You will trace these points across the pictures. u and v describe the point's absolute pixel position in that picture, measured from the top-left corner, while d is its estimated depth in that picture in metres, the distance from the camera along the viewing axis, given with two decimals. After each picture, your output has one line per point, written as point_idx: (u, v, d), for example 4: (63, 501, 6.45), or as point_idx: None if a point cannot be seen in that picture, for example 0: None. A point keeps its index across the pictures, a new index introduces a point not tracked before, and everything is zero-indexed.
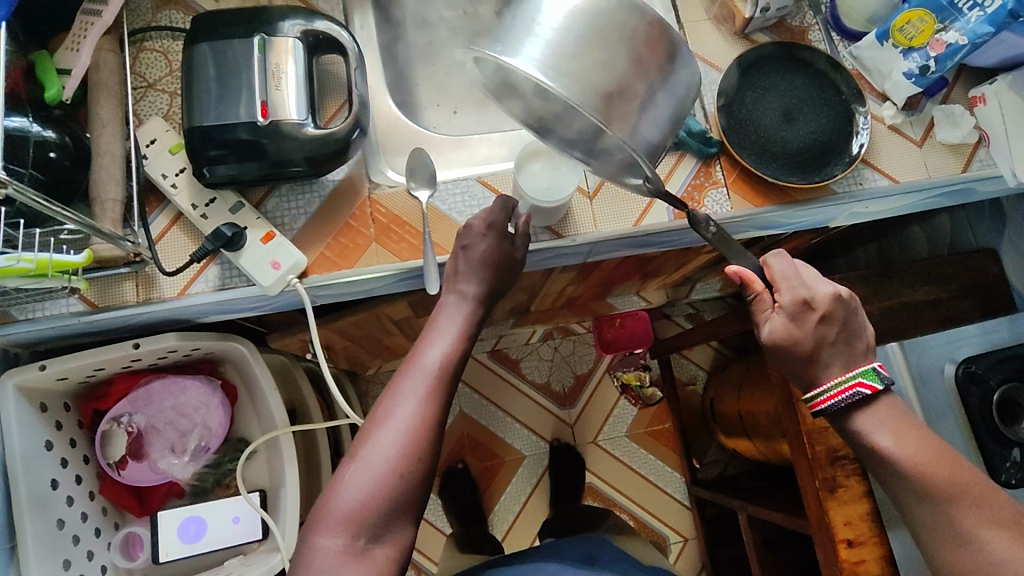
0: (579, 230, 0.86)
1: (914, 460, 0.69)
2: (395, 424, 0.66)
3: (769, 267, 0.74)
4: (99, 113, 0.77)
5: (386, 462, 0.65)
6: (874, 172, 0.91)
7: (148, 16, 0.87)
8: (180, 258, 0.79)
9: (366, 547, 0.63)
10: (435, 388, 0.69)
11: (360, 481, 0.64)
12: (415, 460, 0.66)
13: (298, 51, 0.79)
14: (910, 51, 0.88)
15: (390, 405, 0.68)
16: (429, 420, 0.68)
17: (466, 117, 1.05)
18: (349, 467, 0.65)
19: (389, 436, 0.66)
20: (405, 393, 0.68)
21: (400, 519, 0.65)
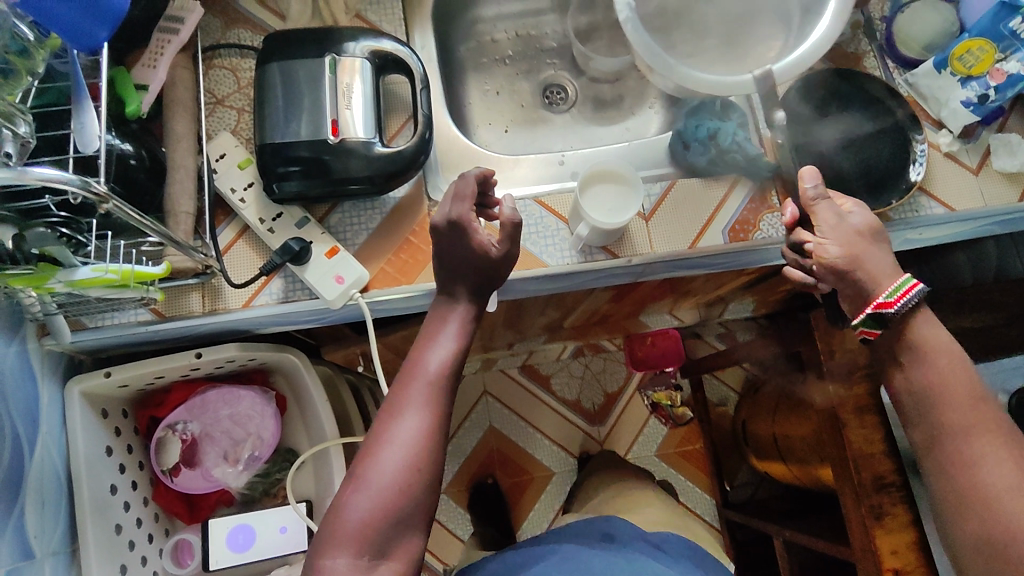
0: (635, 250, 0.86)
1: (937, 390, 0.68)
2: (394, 437, 0.64)
3: (845, 228, 0.72)
4: (174, 128, 0.79)
5: (388, 476, 0.62)
6: (930, 200, 0.91)
7: (218, 34, 0.90)
8: (247, 271, 0.81)
9: (371, 566, 0.60)
10: (437, 394, 0.67)
11: (364, 497, 0.61)
12: (418, 472, 0.63)
13: (366, 72, 0.81)
14: (968, 80, 0.89)
15: (389, 419, 0.65)
16: (433, 427, 0.65)
17: (516, 136, 1.07)
18: (353, 484, 0.62)
19: (392, 448, 0.63)
20: (405, 405, 0.66)
21: (406, 533, 0.62)
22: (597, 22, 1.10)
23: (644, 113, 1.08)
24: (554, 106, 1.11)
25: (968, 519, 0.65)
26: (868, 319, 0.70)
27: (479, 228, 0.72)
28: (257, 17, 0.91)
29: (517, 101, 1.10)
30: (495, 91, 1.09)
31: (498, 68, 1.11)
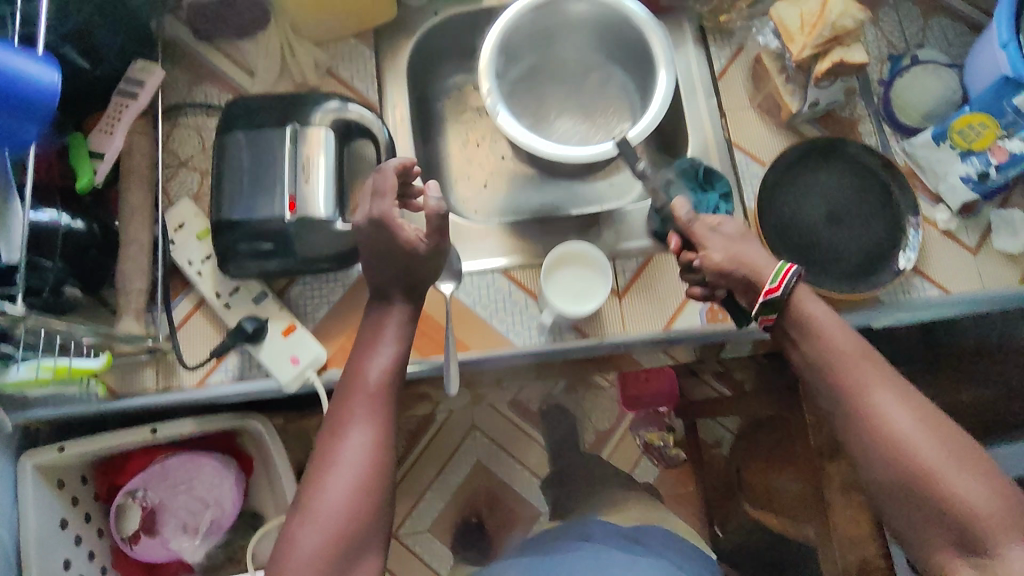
0: (607, 329, 0.83)
1: (839, 352, 0.65)
2: (344, 457, 0.64)
3: (800, 304, 0.67)
4: (129, 200, 0.76)
5: (341, 497, 0.62)
6: (923, 281, 0.86)
7: (183, 91, 0.87)
8: (201, 346, 0.79)
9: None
10: (378, 411, 0.67)
11: (316, 523, 0.61)
12: (367, 492, 0.63)
13: (330, 142, 0.77)
14: (968, 154, 0.83)
15: (336, 438, 0.65)
16: (379, 444, 0.65)
17: (496, 192, 1.01)
18: (305, 514, 0.62)
19: (341, 468, 0.63)
20: (351, 421, 0.66)
21: (363, 553, 0.62)
22: None
23: (630, 168, 1.03)
24: None
25: (882, 467, 0.61)
26: (762, 309, 0.67)
27: (408, 226, 0.71)
28: (225, 72, 0.87)
29: (498, 152, 1.02)
30: (475, 143, 1.02)
31: (479, 118, 1.03)
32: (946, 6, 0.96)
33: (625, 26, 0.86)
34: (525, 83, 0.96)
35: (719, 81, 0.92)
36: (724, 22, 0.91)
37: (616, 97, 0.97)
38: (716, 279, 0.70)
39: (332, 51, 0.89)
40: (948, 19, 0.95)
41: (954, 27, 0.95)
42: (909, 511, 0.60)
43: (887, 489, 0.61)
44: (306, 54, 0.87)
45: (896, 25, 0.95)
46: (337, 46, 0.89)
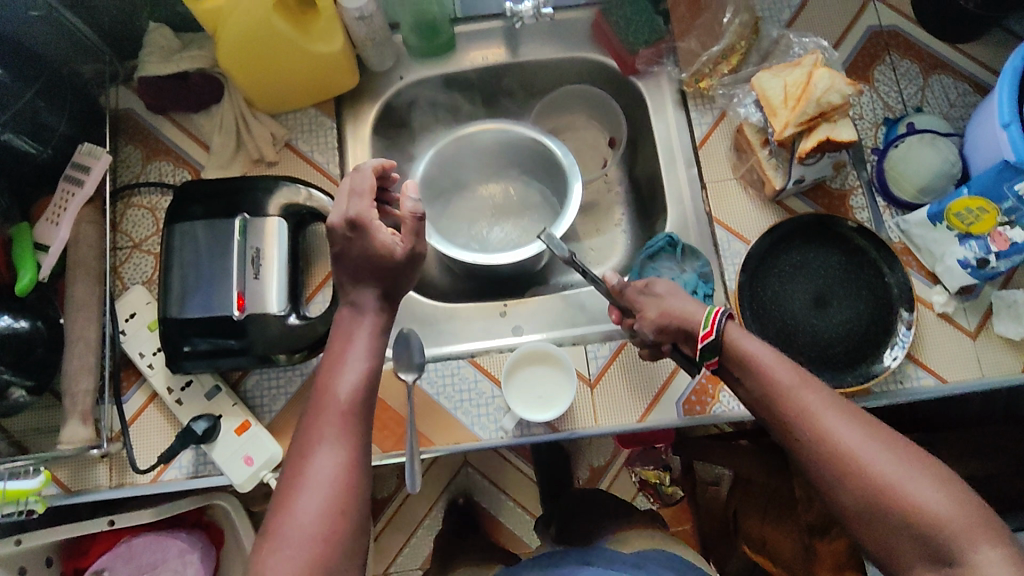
0: (577, 422, 0.79)
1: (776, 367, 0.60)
2: (310, 482, 0.53)
3: (733, 341, 0.63)
4: (74, 294, 0.74)
5: (309, 527, 0.52)
6: (918, 368, 0.81)
7: (137, 168, 0.84)
8: (155, 442, 0.75)
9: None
10: (353, 423, 0.57)
11: (283, 556, 0.50)
12: (342, 512, 0.53)
13: (282, 233, 0.74)
14: (967, 238, 0.78)
15: (304, 461, 0.55)
16: (353, 457, 0.56)
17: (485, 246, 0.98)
18: (271, 546, 0.51)
19: (309, 493, 0.53)
20: (320, 442, 0.56)
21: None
22: (562, 130, 1.01)
23: (610, 231, 0.98)
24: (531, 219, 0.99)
25: (844, 489, 0.55)
26: (703, 355, 0.64)
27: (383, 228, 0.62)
28: (180, 147, 0.84)
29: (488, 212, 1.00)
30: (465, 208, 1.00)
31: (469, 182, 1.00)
32: (948, 64, 0.89)
33: (520, 140, 0.93)
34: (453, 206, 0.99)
35: (699, 150, 0.87)
36: (704, 87, 0.86)
37: (535, 206, 0.99)
38: (656, 336, 0.68)
39: (291, 123, 0.86)
40: (949, 77, 0.89)
41: (956, 87, 0.88)
42: (886, 532, 0.53)
43: (858, 512, 0.54)
44: (262, 128, 0.84)
45: (893, 85, 0.88)
46: (296, 118, 0.86)
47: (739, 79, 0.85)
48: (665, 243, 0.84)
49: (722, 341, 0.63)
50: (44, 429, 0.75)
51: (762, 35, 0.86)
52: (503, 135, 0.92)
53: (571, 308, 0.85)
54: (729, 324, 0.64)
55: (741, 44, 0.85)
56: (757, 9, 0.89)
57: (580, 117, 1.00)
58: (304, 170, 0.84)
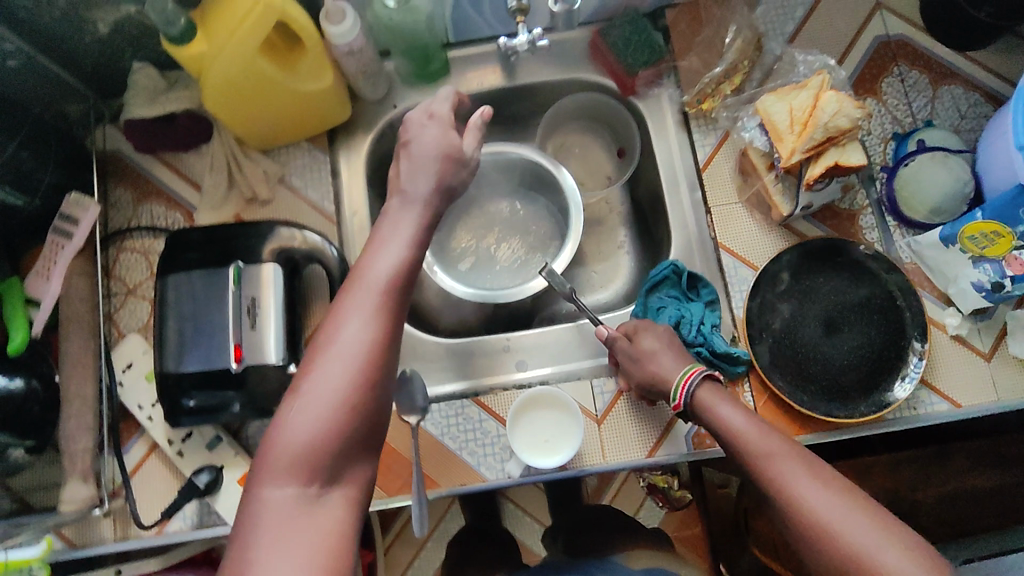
0: (585, 459, 0.77)
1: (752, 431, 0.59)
2: (339, 350, 0.50)
3: (704, 404, 0.65)
4: (69, 350, 0.72)
5: (334, 394, 0.49)
6: (931, 393, 0.79)
7: (128, 211, 0.81)
8: (158, 494, 0.74)
9: (321, 497, 0.47)
10: (391, 299, 0.53)
11: (304, 412, 0.48)
12: (367, 381, 0.50)
13: (276, 279, 0.72)
14: (980, 260, 0.76)
15: (334, 328, 0.51)
16: (390, 324, 0.52)
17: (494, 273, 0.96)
18: (294, 398, 0.49)
19: (337, 359, 0.49)
20: (351, 312, 0.52)
21: (359, 457, 0.50)
22: (562, 149, 0.98)
23: (613, 254, 0.96)
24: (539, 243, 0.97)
25: (811, 549, 0.52)
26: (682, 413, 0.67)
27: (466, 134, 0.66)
28: (171, 187, 0.82)
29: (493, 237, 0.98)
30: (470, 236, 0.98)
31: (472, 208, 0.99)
32: (958, 73, 0.86)
33: (518, 162, 0.92)
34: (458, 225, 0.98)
35: (703, 173, 0.84)
36: (706, 108, 0.84)
37: (542, 220, 0.97)
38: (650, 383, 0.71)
39: (283, 158, 0.83)
40: (959, 88, 0.86)
41: (967, 98, 0.86)
42: None
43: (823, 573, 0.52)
44: (254, 166, 0.81)
45: (902, 98, 0.85)
46: (288, 153, 0.83)
47: (742, 100, 0.83)
48: (670, 271, 0.82)
49: (695, 402, 0.65)
50: (40, 485, 0.70)
51: (764, 51, 0.84)
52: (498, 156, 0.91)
53: (575, 341, 0.83)
54: (701, 385, 0.66)
55: (743, 63, 0.82)
56: (758, 24, 0.86)
57: (580, 136, 0.98)
58: (299, 208, 0.82)
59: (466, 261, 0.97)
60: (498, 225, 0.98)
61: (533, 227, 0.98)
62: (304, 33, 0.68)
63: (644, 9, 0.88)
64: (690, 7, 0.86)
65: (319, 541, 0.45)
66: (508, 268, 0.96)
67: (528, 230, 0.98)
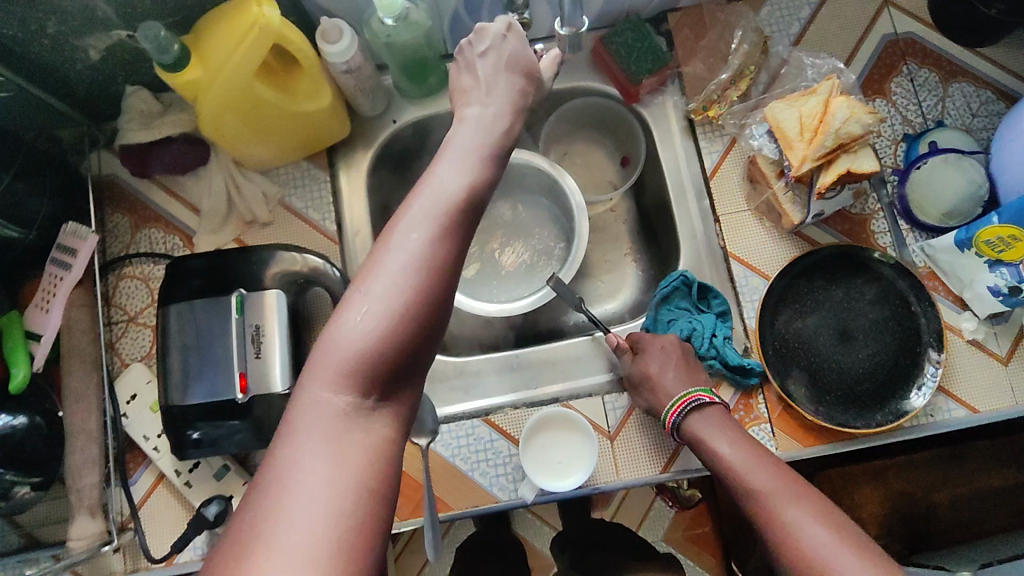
0: (599, 477, 0.76)
1: (743, 465, 0.62)
2: (407, 255, 0.48)
3: (701, 430, 0.67)
4: (71, 384, 0.71)
5: (398, 298, 0.47)
6: (948, 399, 0.77)
7: (126, 237, 0.80)
8: (166, 525, 0.73)
9: (371, 409, 0.46)
10: (462, 214, 0.50)
11: (364, 314, 0.46)
12: (432, 293, 0.48)
13: (279, 305, 0.71)
14: (997, 264, 0.74)
15: (403, 231, 0.49)
16: (458, 239, 0.50)
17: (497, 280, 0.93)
18: (354, 299, 0.47)
19: (403, 265, 0.47)
20: (422, 216, 0.50)
21: (413, 374, 0.49)
22: (565, 157, 0.96)
23: (620, 263, 0.94)
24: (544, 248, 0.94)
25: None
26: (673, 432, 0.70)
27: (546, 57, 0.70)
28: (169, 212, 0.80)
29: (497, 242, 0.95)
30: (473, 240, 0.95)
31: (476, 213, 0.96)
32: (968, 70, 0.84)
33: (524, 167, 0.90)
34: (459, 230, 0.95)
35: (710, 181, 0.83)
36: (713, 115, 0.82)
37: (546, 224, 0.94)
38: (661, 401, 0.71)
39: (281, 178, 0.82)
40: (970, 85, 0.84)
41: (978, 95, 0.84)
42: None
43: None
44: (253, 188, 0.80)
45: (911, 98, 0.84)
46: (287, 173, 0.82)
47: (749, 107, 0.82)
48: (680, 282, 0.80)
49: (690, 426, 0.68)
50: (50, 521, 0.71)
51: (770, 54, 0.82)
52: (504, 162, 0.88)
53: (584, 355, 0.83)
54: (693, 415, 0.69)
55: (750, 67, 0.81)
56: (763, 26, 0.84)
57: (584, 143, 0.96)
58: (300, 229, 0.80)
59: (469, 267, 0.94)
60: (503, 230, 0.95)
61: (539, 232, 0.95)
62: (301, 53, 0.66)
63: (647, 14, 0.86)
64: (693, 11, 0.84)
65: (367, 459, 0.44)
66: (513, 274, 0.94)
67: (534, 235, 0.95)
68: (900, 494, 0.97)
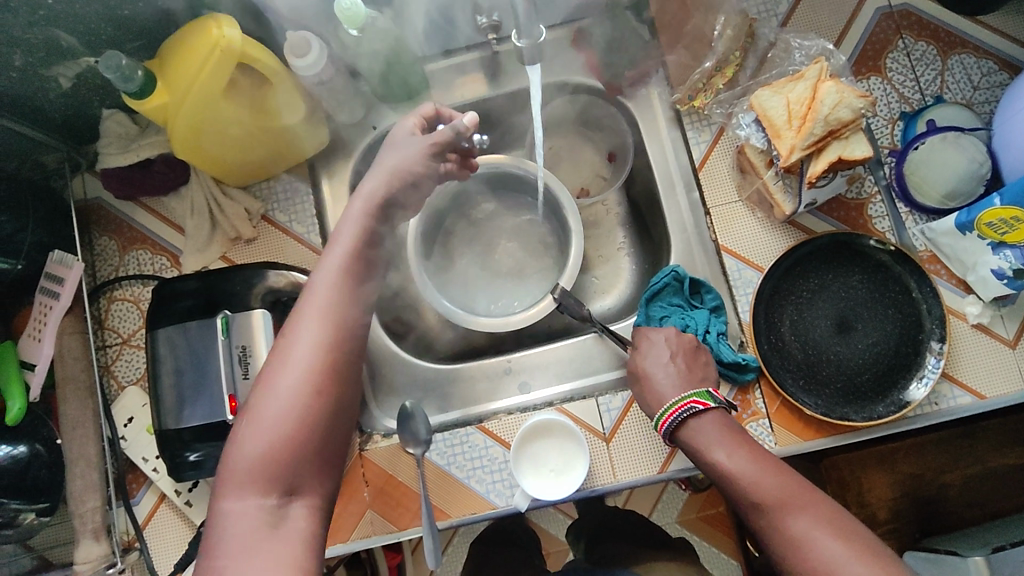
0: (596, 480, 0.75)
1: (749, 476, 0.60)
2: (294, 357, 0.54)
3: (701, 434, 0.65)
4: (68, 412, 0.72)
5: (287, 402, 0.53)
6: (953, 386, 0.74)
7: (115, 259, 0.80)
8: (171, 544, 0.74)
9: (282, 507, 0.51)
10: (339, 308, 0.57)
11: (262, 421, 0.52)
12: (323, 393, 0.54)
13: (267, 324, 0.70)
14: (1000, 246, 0.71)
15: (291, 334, 0.56)
16: (338, 337, 0.56)
17: (493, 285, 0.91)
18: (252, 407, 0.53)
19: (289, 369, 0.54)
20: (303, 319, 0.56)
21: (319, 466, 0.54)
22: (551, 153, 0.94)
23: (614, 257, 0.93)
24: (537, 248, 0.92)
25: None
26: (668, 435, 0.68)
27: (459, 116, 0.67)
28: (155, 233, 0.80)
29: (489, 245, 0.93)
30: (464, 246, 0.93)
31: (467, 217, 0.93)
32: (968, 41, 0.80)
33: (511, 175, 0.87)
34: (450, 237, 0.92)
35: (699, 173, 0.80)
36: (699, 105, 0.80)
37: (537, 223, 0.92)
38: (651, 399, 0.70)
39: (264, 193, 0.81)
40: (970, 56, 0.80)
41: (979, 66, 0.80)
42: None
43: None
44: (235, 205, 0.79)
45: (909, 73, 0.80)
46: (269, 188, 0.81)
47: (736, 94, 0.79)
48: (671, 278, 0.79)
49: (688, 429, 0.66)
50: (58, 543, 0.72)
51: (756, 37, 0.79)
52: (494, 170, 0.86)
53: (579, 357, 0.82)
54: (688, 421, 0.66)
55: (735, 53, 0.78)
56: (748, 8, 0.80)
57: (570, 137, 0.94)
58: (285, 243, 0.80)
59: (460, 271, 0.92)
60: (496, 234, 0.93)
61: (534, 234, 0.92)
62: (269, 69, 0.66)
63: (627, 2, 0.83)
64: None
65: (283, 557, 0.48)
66: (505, 276, 0.91)
67: (528, 234, 0.92)
68: (910, 475, 0.95)
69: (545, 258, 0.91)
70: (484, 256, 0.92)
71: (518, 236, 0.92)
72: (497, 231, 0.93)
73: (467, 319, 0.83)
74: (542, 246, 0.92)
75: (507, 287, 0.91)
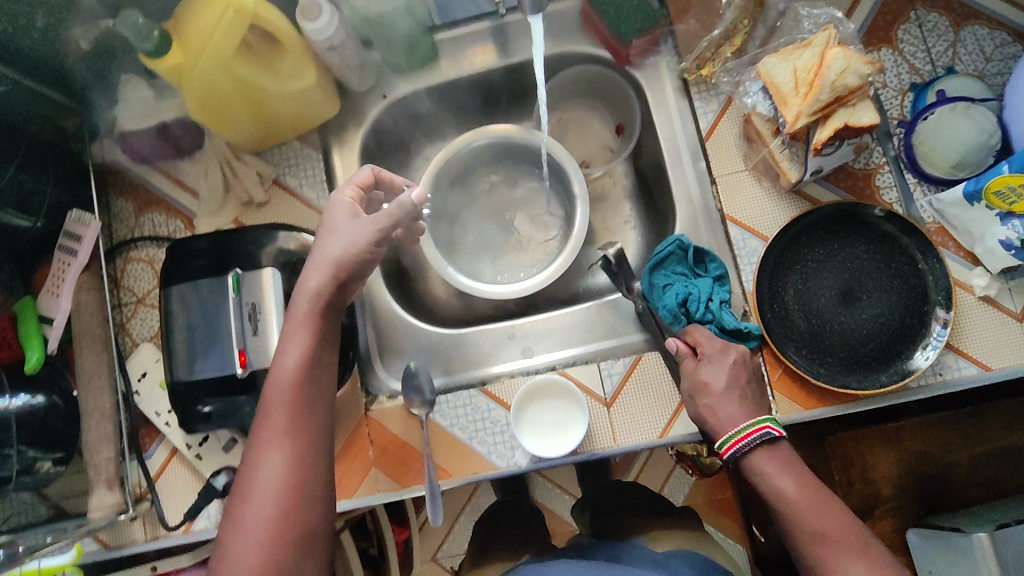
0: (596, 445, 0.75)
1: (807, 512, 0.56)
2: (257, 486, 0.53)
3: (765, 469, 0.58)
4: (84, 365, 0.74)
5: (257, 533, 0.51)
6: (958, 357, 0.74)
7: (131, 222, 0.82)
8: (181, 497, 0.76)
9: None
10: (295, 421, 0.56)
11: (234, 560, 0.50)
12: (293, 514, 0.52)
13: (276, 282, 0.72)
14: (1010, 216, 0.71)
15: (252, 461, 0.54)
16: (299, 451, 0.55)
17: (499, 254, 0.92)
18: (225, 548, 0.51)
19: (254, 499, 0.52)
20: (262, 442, 0.55)
21: None
22: (560, 126, 0.95)
23: (620, 230, 0.93)
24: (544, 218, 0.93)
25: None
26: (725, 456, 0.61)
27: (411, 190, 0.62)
28: (169, 196, 0.82)
29: (495, 215, 0.94)
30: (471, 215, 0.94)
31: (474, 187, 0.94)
32: (981, 12, 0.79)
33: (518, 144, 0.88)
34: (457, 207, 0.93)
35: (706, 143, 0.81)
36: (706, 74, 0.81)
37: (544, 194, 0.93)
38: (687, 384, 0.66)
39: (276, 159, 0.83)
40: (983, 28, 0.79)
41: (992, 38, 0.79)
42: None
43: None
44: (248, 170, 0.81)
45: (920, 44, 0.79)
46: (281, 154, 0.83)
47: (744, 63, 0.79)
48: (675, 247, 0.79)
49: (751, 458, 0.59)
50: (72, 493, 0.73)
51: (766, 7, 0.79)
52: (501, 139, 0.87)
53: (582, 324, 0.83)
54: (756, 451, 0.59)
55: (743, 22, 0.77)
56: None
57: (579, 110, 0.94)
58: (296, 208, 0.81)
59: (467, 241, 0.93)
60: (503, 204, 0.94)
61: (541, 205, 0.93)
62: (280, 31, 0.67)
63: None
64: None
65: None
66: (511, 246, 0.92)
67: (534, 204, 0.93)
68: (916, 453, 0.95)
69: (552, 229, 0.92)
70: (491, 226, 0.93)
71: (525, 205, 0.93)
72: (504, 201, 0.94)
73: (473, 284, 0.84)
74: (549, 217, 0.92)
75: (513, 257, 0.92)
